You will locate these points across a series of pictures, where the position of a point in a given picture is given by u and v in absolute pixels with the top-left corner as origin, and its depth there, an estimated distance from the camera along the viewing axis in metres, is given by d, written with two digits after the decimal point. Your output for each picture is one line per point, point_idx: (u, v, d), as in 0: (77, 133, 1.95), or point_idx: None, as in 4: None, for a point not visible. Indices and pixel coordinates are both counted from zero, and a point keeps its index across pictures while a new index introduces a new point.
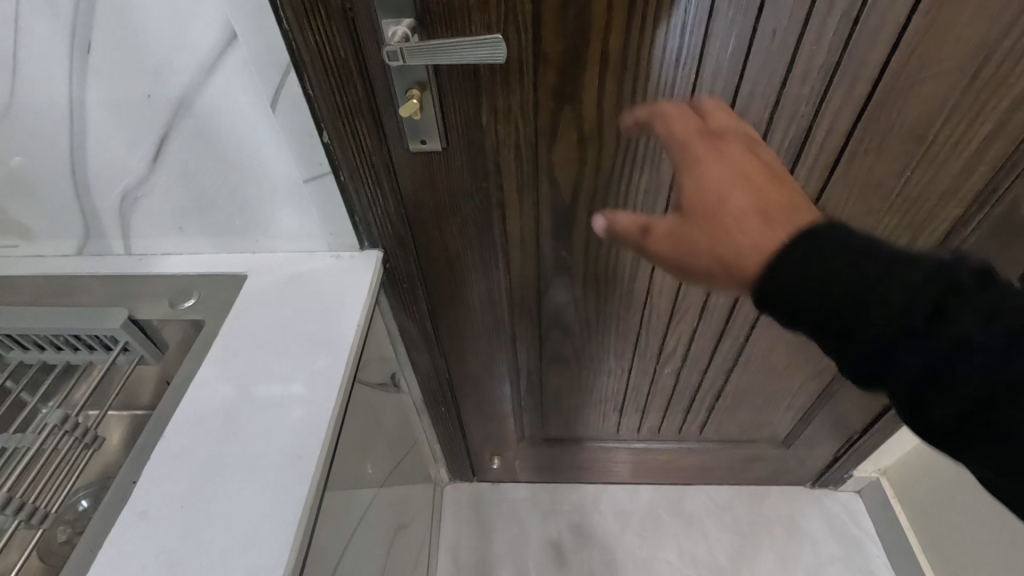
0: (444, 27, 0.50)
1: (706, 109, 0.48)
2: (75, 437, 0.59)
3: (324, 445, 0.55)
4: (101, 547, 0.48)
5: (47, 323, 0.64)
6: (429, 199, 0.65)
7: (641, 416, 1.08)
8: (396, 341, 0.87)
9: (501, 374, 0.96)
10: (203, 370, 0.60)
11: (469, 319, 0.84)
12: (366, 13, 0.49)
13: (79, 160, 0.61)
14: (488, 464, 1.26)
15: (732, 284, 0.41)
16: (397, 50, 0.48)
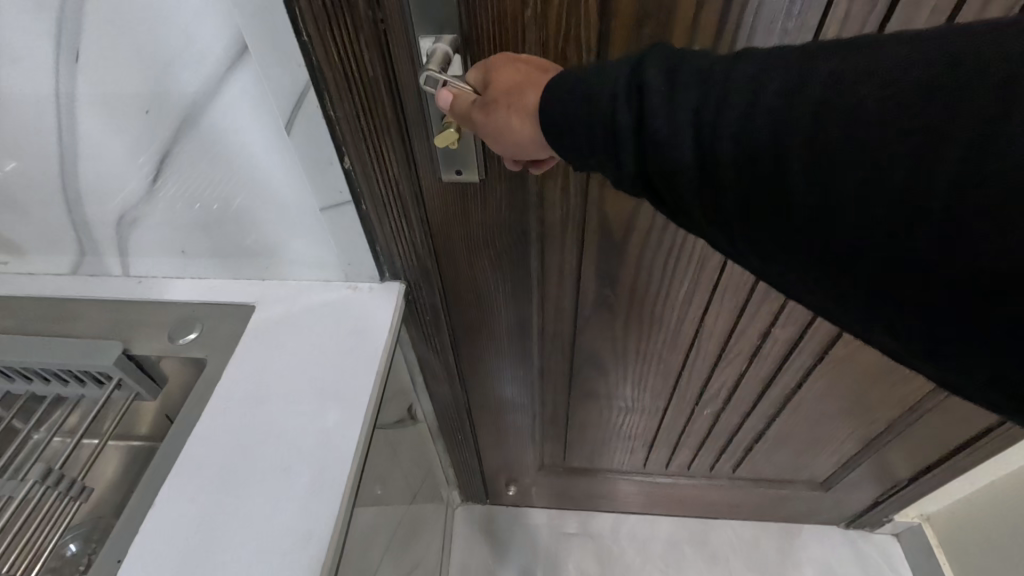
0: (492, 44, 0.44)
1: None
2: (61, 490, 0.54)
3: (339, 516, 0.48)
4: None
5: (34, 356, 0.58)
6: (462, 233, 0.58)
7: (671, 449, 1.01)
8: (415, 370, 0.81)
9: (526, 407, 0.90)
10: (203, 419, 0.54)
11: (495, 353, 0.77)
12: (400, 26, 0.42)
13: (71, 174, 0.54)
14: (503, 489, 1.20)
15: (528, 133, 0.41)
16: (445, 79, 0.41)
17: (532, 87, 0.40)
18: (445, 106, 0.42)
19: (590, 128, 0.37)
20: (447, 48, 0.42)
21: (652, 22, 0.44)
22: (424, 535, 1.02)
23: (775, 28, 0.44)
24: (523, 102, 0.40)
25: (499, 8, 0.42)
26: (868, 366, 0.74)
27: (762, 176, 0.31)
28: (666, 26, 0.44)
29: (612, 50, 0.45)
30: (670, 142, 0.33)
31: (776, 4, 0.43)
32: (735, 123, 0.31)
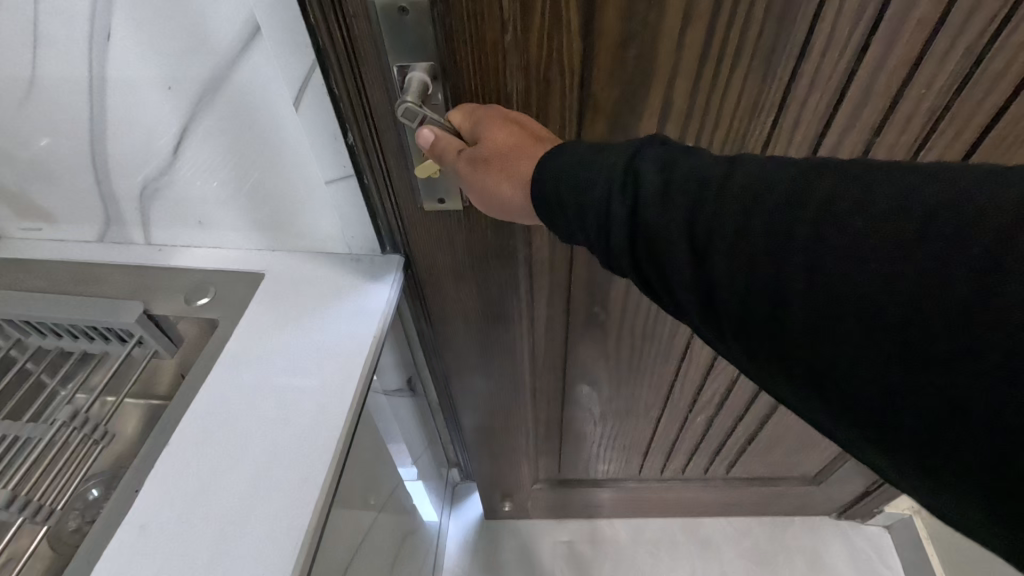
0: (474, 69, 0.48)
1: (488, 38, 0.46)
2: (86, 433, 0.59)
3: (331, 461, 0.52)
4: (99, 557, 0.47)
5: (64, 313, 0.64)
6: (441, 249, 0.65)
7: (666, 455, 1.04)
8: (422, 364, 0.86)
9: (523, 420, 0.94)
10: (215, 372, 0.59)
11: (491, 370, 0.82)
12: (372, 47, 0.47)
13: (100, 147, 0.59)
14: (499, 505, 1.23)
15: (508, 189, 0.46)
16: (421, 114, 0.47)
17: (520, 154, 0.46)
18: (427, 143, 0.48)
19: (596, 198, 0.40)
20: (423, 78, 0.47)
21: (636, 42, 0.47)
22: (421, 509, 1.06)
23: (752, 50, 0.48)
24: (512, 171, 0.46)
25: (480, 36, 0.46)
26: None
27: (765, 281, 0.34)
28: (650, 46, 0.47)
29: (598, 69, 0.49)
30: (666, 228, 0.37)
31: (752, 28, 0.46)
32: (733, 229, 0.35)
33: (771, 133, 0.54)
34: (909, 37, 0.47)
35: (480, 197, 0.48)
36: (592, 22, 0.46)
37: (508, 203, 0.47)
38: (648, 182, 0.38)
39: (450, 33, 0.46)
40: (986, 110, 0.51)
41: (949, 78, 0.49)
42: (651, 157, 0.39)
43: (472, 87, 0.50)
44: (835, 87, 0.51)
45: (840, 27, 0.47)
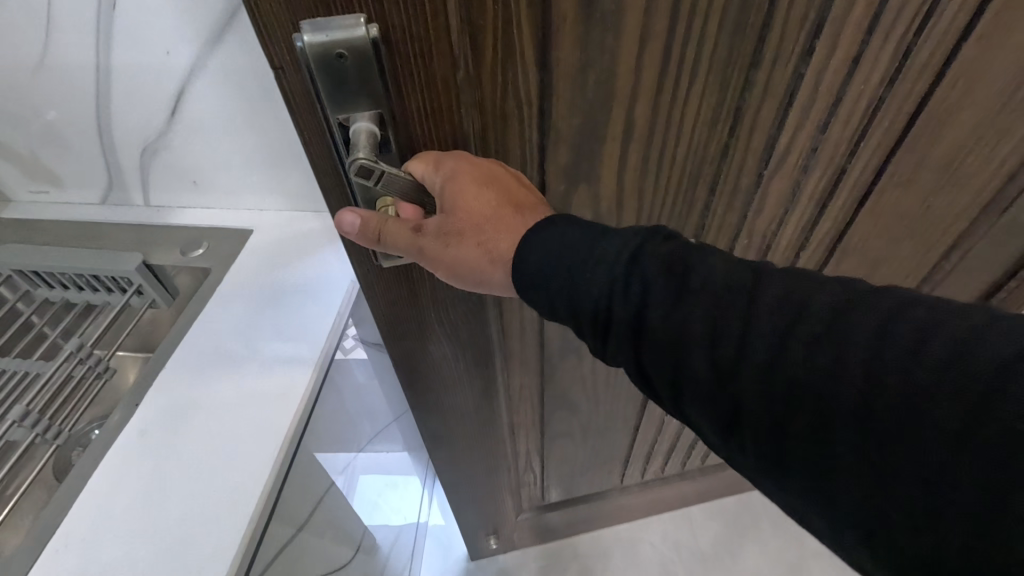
0: (427, 120, 0.36)
1: (438, 75, 0.34)
2: (90, 367, 0.64)
3: (309, 381, 0.59)
4: (106, 453, 0.55)
5: (70, 262, 0.69)
6: (401, 313, 0.56)
7: (645, 460, 1.07)
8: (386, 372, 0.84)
9: (504, 459, 0.90)
10: (204, 314, 0.66)
11: (465, 422, 0.76)
12: (304, 98, 0.33)
13: (104, 114, 0.66)
14: (487, 544, 1.18)
15: (491, 270, 0.40)
16: (380, 171, 0.34)
17: (504, 231, 0.38)
18: (367, 218, 0.37)
19: (605, 300, 0.36)
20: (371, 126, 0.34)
21: (595, 67, 0.37)
22: (407, 496, 1.08)
23: (728, 68, 0.39)
24: (492, 248, 0.39)
25: (430, 80, 0.34)
26: None
27: (792, 407, 0.30)
28: (609, 71, 0.37)
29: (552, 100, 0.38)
30: (681, 338, 0.33)
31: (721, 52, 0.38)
32: (760, 348, 0.31)
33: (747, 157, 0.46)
34: (897, 55, 0.41)
35: (453, 272, 0.40)
36: (548, 51, 0.35)
37: (490, 282, 0.41)
38: (658, 281, 0.34)
39: (396, 78, 0.33)
40: (959, 120, 0.48)
41: (919, 101, 0.45)
42: (656, 255, 0.35)
43: (426, 137, 0.37)
44: (815, 108, 0.43)
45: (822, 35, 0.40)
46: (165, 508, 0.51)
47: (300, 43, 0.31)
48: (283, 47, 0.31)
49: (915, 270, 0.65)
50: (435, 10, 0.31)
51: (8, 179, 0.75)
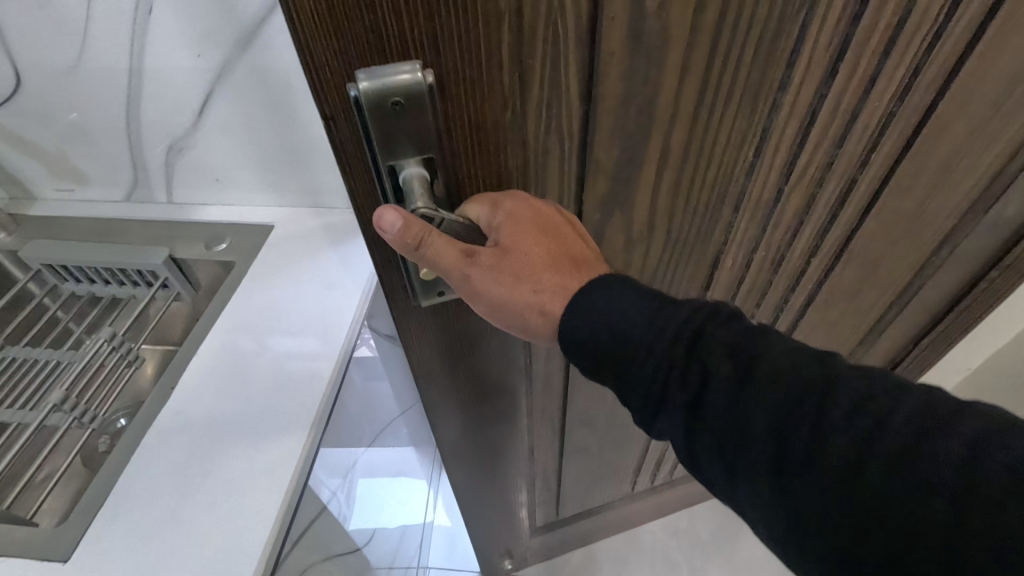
0: (478, 160, 0.32)
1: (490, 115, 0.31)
2: (121, 355, 0.67)
3: (334, 368, 0.62)
4: (147, 432, 0.57)
5: (98, 255, 0.72)
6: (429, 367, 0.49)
7: (656, 467, 1.06)
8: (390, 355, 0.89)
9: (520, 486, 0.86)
10: (232, 304, 0.69)
11: (488, 458, 0.70)
12: (357, 157, 0.30)
13: (134, 114, 0.69)
14: (500, 565, 1.16)
15: (537, 323, 0.37)
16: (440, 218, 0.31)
17: (558, 284, 0.36)
18: (403, 229, 0.30)
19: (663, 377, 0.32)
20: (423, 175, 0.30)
21: (638, 98, 0.34)
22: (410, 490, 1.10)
23: (763, 97, 0.38)
24: (544, 302, 0.36)
25: (483, 119, 0.30)
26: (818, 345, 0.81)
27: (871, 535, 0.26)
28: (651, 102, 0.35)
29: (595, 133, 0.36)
30: (746, 436, 0.29)
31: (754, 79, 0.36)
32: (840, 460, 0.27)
33: (772, 183, 0.46)
34: (919, 70, 0.41)
35: (493, 319, 0.37)
36: (593, 86, 0.33)
37: (528, 333, 0.38)
38: (724, 367, 0.31)
39: (449, 125, 0.30)
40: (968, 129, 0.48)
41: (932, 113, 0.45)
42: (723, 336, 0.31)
43: (475, 180, 0.33)
44: (841, 125, 0.43)
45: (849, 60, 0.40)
46: (199, 487, 0.53)
47: (354, 95, 0.27)
48: (333, 97, 0.27)
49: (916, 270, 0.67)
50: (490, 45, 0.28)
51: (35, 178, 0.78)
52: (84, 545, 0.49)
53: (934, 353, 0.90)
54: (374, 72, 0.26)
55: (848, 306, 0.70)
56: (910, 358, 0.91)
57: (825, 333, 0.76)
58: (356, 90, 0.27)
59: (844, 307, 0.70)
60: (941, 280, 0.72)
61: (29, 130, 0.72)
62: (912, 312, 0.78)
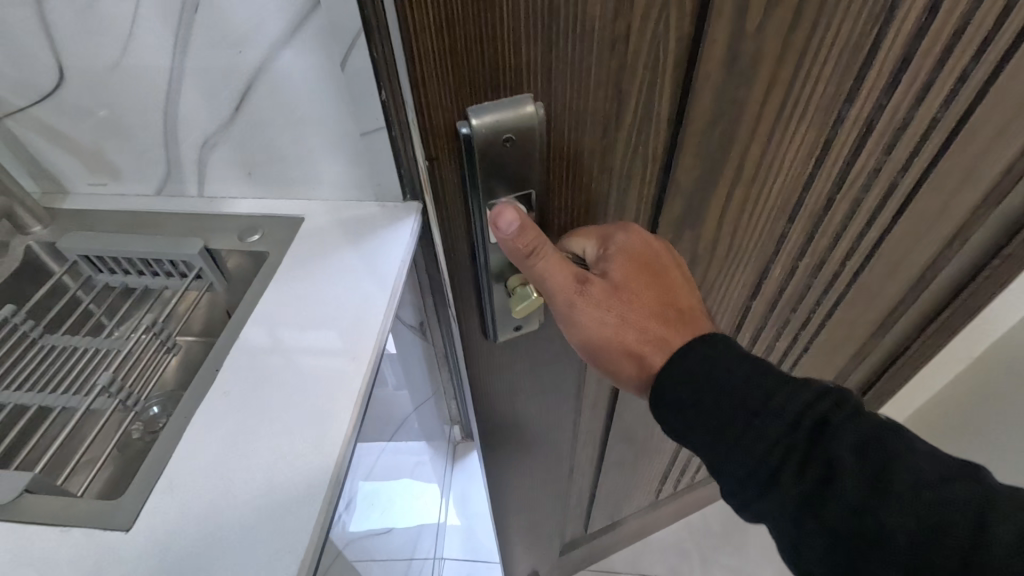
0: (551, 177, 0.47)
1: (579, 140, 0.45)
2: (160, 341, 0.70)
3: (374, 350, 0.63)
4: (194, 415, 0.58)
5: (135, 246, 0.74)
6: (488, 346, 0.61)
7: (677, 473, 1.11)
8: (409, 342, 0.95)
9: (558, 486, 0.92)
10: (270, 292, 0.70)
11: (532, 442, 0.78)
12: (455, 185, 0.46)
13: (173, 107, 0.71)
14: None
15: (624, 329, 0.52)
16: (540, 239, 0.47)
17: (639, 301, 0.52)
18: (512, 228, 0.45)
19: (738, 372, 0.49)
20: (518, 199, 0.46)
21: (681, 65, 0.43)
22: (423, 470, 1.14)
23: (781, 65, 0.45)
24: (627, 313, 0.52)
25: (563, 152, 0.45)
26: (831, 334, 0.84)
27: (839, 475, 0.45)
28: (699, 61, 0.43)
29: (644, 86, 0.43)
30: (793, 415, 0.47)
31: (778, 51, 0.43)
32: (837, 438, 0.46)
33: (778, 151, 0.51)
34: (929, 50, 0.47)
35: (588, 319, 0.52)
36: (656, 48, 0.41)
37: (612, 339, 0.53)
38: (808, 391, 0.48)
39: (546, 147, 0.44)
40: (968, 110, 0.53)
41: (936, 90, 0.50)
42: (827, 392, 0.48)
43: (558, 201, 0.49)
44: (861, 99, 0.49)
45: (861, 49, 0.45)
46: (250, 465, 0.54)
47: (463, 131, 0.41)
48: (444, 140, 0.43)
49: (924, 253, 0.71)
50: (578, 98, 0.42)
51: (68, 172, 0.80)
52: (144, 519, 0.51)
53: (939, 339, 0.93)
54: (476, 112, 0.41)
55: (860, 286, 0.74)
56: (916, 344, 0.94)
57: (837, 316, 0.80)
58: (464, 127, 0.41)
59: (854, 289, 0.74)
60: (949, 266, 0.75)
61: (69, 124, 0.74)
62: (921, 299, 0.82)
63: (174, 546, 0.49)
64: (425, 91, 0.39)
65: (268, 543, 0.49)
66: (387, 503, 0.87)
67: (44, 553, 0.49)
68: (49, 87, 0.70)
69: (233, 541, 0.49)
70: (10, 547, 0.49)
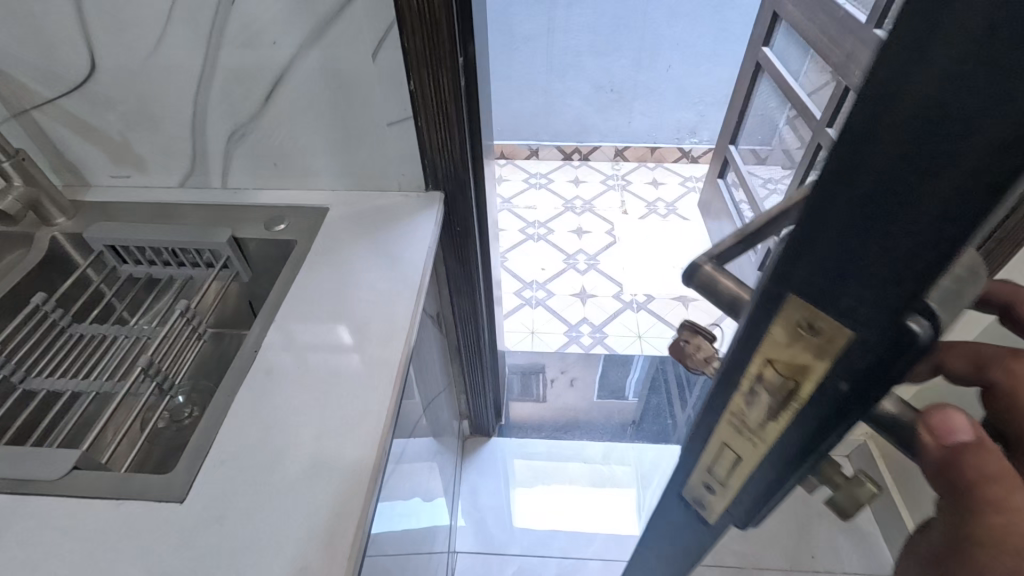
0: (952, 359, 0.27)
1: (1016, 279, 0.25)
2: (191, 326, 0.71)
3: (407, 329, 0.65)
4: (239, 391, 0.60)
5: (164, 236, 0.75)
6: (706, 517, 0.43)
7: None
8: (430, 336, 0.98)
9: None
10: (301, 276, 0.72)
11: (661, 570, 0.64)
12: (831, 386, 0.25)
13: (202, 97, 0.73)
14: None
15: None
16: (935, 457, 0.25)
17: None
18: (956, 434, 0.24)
19: None
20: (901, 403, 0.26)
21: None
22: (438, 467, 1.16)
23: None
24: None
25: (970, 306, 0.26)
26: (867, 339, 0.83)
27: None
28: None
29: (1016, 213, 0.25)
30: None
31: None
32: None
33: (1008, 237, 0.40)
34: None
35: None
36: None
37: None
38: None
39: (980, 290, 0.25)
40: None
41: None
42: None
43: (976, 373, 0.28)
44: None
45: None
46: (297, 438, 0.56)
47: (916, 331, 0.21)
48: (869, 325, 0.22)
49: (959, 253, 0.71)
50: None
51: (91, 163, 0.81)
52: (196, 491, 0.52)
53: None
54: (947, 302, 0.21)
55: None
56: None
57: None
58: (918, 326, 0.21)
59: None
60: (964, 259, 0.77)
61: (97, 116, 0.75)
62: None
63: (226, 516, 0.50)
64: (979, 228, 0.18)
65: (320, 509, 0.50)
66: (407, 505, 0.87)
67: (96, 525, 0.50)
68: (79, 78, 0.71)
69: (285, 508, 0.51)
70: (60, 521, 0.50)
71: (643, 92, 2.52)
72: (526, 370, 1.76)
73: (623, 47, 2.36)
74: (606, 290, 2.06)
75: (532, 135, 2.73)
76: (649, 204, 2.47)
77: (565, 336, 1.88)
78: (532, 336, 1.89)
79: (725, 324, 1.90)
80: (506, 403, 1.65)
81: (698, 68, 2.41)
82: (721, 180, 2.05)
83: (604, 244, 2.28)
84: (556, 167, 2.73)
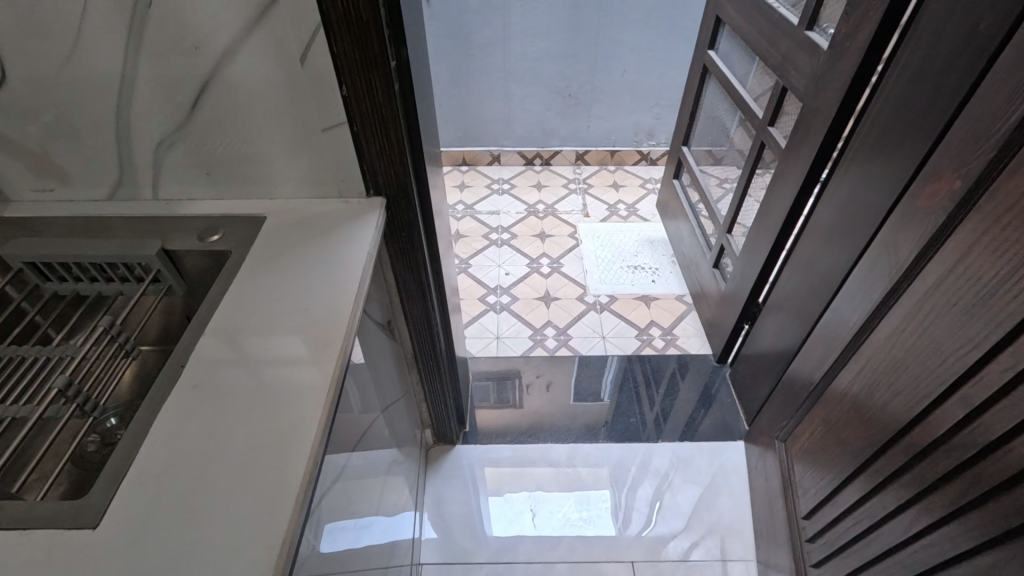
0: None
1: None
2: (117, 345, 0.68)
3: (343, 337, 0.64)
4: (161, 409, 0.57)
5: (89, 252, 0.72)
6: None
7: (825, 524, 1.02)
8: (382, 340, 0.96)
9: None
10: (231, 288, 0.70)
11: None
12: None
13: (124, 107, 0.70)
14: None
15: None
16: None
17: None
18: None
19: None
20: None
21: None
22: (397, 475, 1.13)
23: None
24: None
25: None
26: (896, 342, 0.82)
27: None
28: None
29: None
30: None
31: None
32: None
33: None
34: None
35: None
36: None
37: None
38: None
39: None
40: None
41: None
42: None
43: None
44: None
45: None
46: (222, 454, 0.54)
47: None
48: None
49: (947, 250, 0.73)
50: None
51: (8, 177, 0.77)
52: (111, 515, 0.49)
53: None
54: None
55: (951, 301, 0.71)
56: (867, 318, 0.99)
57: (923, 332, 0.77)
58: None
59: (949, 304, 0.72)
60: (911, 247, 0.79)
61: (13, 128, 0.72)
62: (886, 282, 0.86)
63: (144, 540, 0.48)
64: None
65: (247, 525, 0.49)
66: (363, 519, 0.84)
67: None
68: None
69: (208, 526, 0.49)
70: None
71: (602, 96, 2.55)
72: (496, 377, 1.74)
73: (580, 52, 2.39)
74: (571, 292, 2.07)
75: (493, 140, 2.74)
76: (610, 206, 2.50)
77: (530, 339, 1.88)
78: (497, 341, 1.88)
79: (686, 321, 1.93)
80: (472, 410, 1.64)
81: (653, 72, 2.46)
82: (676, 180, 2.09)
83: (567, 247, 2.29)
84: (518, 171, 2.77)
